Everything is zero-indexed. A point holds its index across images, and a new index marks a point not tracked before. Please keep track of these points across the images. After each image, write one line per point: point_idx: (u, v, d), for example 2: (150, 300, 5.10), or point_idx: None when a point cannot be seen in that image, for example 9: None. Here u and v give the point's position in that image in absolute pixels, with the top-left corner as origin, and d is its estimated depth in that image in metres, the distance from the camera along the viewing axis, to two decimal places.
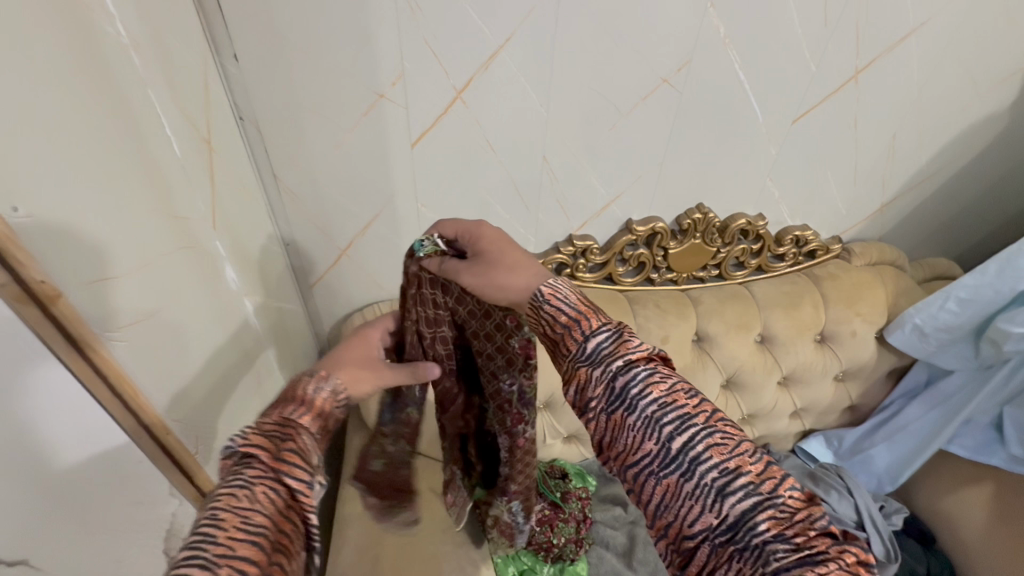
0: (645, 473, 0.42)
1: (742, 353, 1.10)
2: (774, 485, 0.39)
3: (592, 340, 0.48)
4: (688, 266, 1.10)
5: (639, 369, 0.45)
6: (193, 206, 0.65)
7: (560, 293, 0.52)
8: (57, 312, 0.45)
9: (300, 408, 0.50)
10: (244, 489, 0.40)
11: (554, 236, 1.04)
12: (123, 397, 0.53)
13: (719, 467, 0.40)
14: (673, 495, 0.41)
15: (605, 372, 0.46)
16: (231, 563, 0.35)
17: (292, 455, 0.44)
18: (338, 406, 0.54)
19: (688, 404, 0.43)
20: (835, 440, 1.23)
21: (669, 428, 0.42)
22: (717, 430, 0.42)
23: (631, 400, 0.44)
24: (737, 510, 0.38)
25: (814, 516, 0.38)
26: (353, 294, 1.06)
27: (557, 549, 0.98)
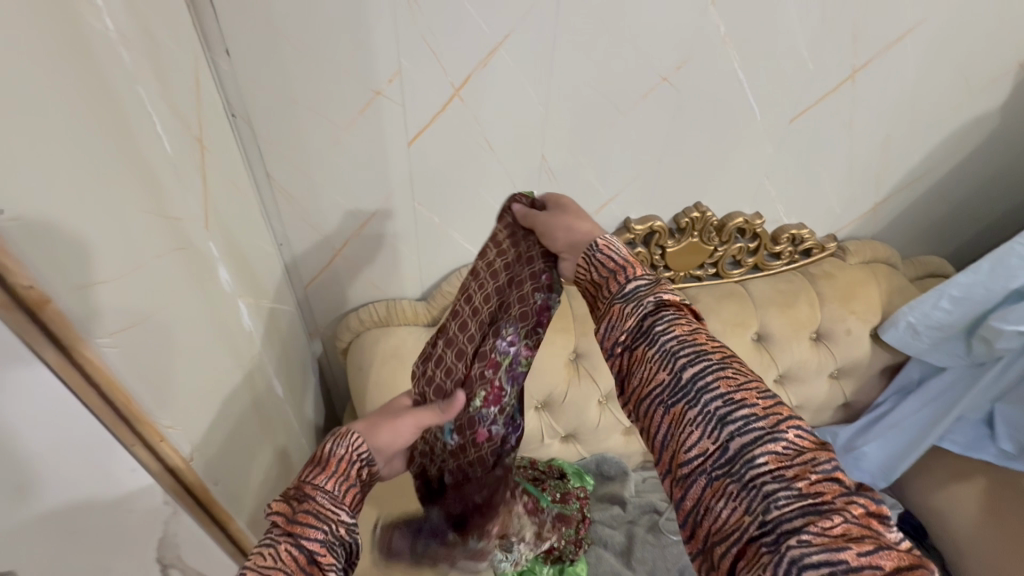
0: (655, 403, 0.43)
1: (739, 352, 1.10)
2: (776, 422, 0.39)
3: (631, 283, 0.49)
4: (685, 264, 1.10)
5: (667, 312, 0.47)
6: (186, 207, 0.63)
7: (615, 245, 0.53)
8: (46, 318, 0.44)
9: (322, 464, 0.50)
10: (265, 553, 0.43)
11: None
12: (116, 405, 0.52)
13: (725, 397, 0.41)
14: (678, 425, 0.42)
15: (637, 309, 0.47)
16: None
17: (306, 515, 0.45)
18: (360, 455, 0.52)
19: (706, 343, 0.45)
20: (829, 436, 1.24)
21: (683, 360, 0.43)
22: (730, 367, 0.43)
23: (653, 335, 0.45)
24: (737, 443, 0.39)
25: (818, 460, 0.38)
26: (348, 294, 1.04)
27: (557, 550, 0.98)
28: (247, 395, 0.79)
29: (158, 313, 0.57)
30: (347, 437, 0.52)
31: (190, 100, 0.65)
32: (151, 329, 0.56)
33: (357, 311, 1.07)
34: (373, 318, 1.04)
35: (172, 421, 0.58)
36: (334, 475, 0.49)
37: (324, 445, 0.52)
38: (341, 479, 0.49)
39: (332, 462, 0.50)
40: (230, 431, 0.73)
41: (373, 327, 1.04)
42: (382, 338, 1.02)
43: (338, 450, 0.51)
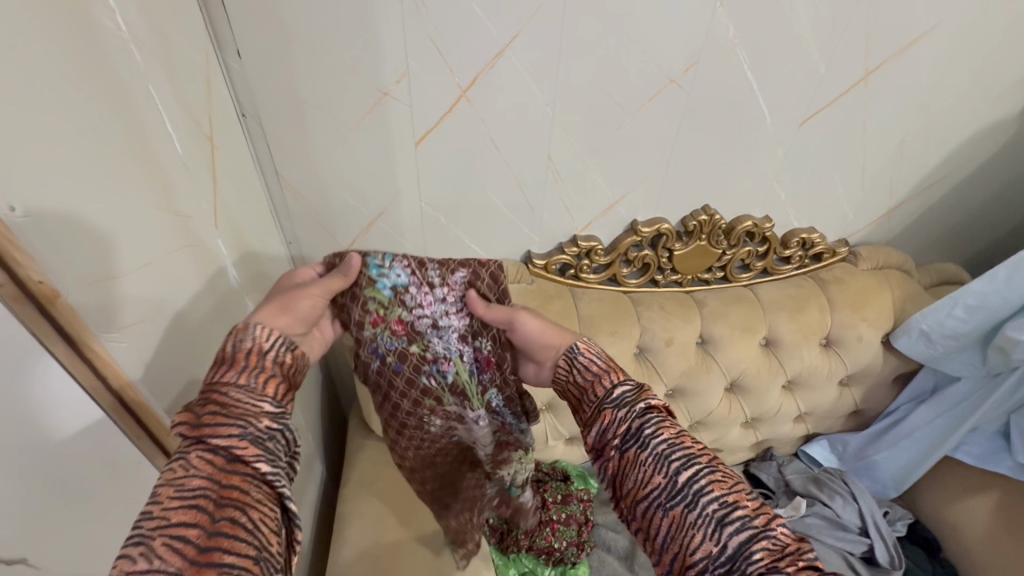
0: (654, 505, 0.48)
1: (746, 357, 1.09)
2: (766, 520, 0.45)
3: (617, 388, 0.54)
4: (693, 268, 1.09)
5: (654, 415, 0.52)
6: (196, 204, 0.64)
7: (594, 347, 0.59)
8: (55, 312, 0.45)
9: (223, 365, 0.49)
10: (179, 461, 0.44)
11: (558, 237, 1.03)
12: (123, 398, 0.53)
13: (719, 499, 0.46)
14: (679, 526, 0.46)
15: (628, 414, 0.52)
16: (165, 533, 0.40)
17: (215, 415, 0.46)
18: (269, 348, 0.52)
19: (693, 446, 0.50)
20: (839, 445, 1.22)
21: (677, 463, 0.48)
22: (718, 469, 0.48)
23: (644, 438, 0.50)
24: (735, 541, 0.44)
25: (803, 550, 0.43)
26: None
27: (557, 552, 0.97)
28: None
29: (171, 310, 0.59)
30: (248, 331, 0.51)
31: (202, 100, 0.67)
32: (161, 322, 0.57)
33: None
34: None
35: (176, 417, 0.60)
36: (244, 370, 0.49)
37: (225, 344, 0.51)
38: (251, 373, 0.49)
39: (239, 358, 0.50)
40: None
41: None
42: None
43: (240, 344, 0.50)
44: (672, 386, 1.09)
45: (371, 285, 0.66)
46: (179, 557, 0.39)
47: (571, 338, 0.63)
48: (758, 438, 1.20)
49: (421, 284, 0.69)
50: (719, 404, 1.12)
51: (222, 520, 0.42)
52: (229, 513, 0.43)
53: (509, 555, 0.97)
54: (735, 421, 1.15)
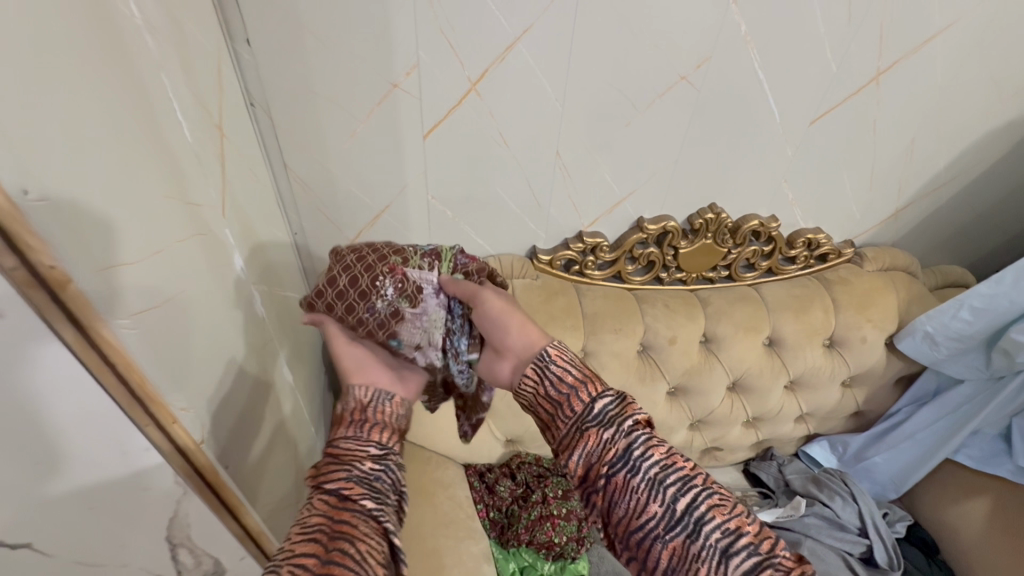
0: (651, 536, 0.47)
1: (750, 356, 1.08)
2: (770, 546, 0.45)
3: (598, 403, 0.53)
4: (698, 266, 1.09)
5: (640, 434, 0.51)
6: (204, 192, 0.64)
7: (566, 354, 0.56)
8: (68, 297, 0.44)
9: (338, 424, 0.55)
10: (304, 505, 0.48)
11: (564, 233, 1.03)
12: (131, 385, 0.52)
13: (721, 527, 0.46)
14: (680, 557, 0.46)
15: (616, 435, 0.51)
16: (289, 561, 0.41)
17: (331, 464, 0.50)
18: (374, 401, 0.57)
19: (685, 466, 0.50)
20: (839, 446, 1.22)
21: (673, 490, 0.48)
22: (714, 491, 0.49)
23: (635, 462, 0.49)
24: (740, 571, 0.44)
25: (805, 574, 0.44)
26: None
27: (558, 547, 0.98)
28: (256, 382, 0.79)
29: (172, 299, 0.58)
30: (351, 392, 0.58)
31: (212, 88, 0.66)
32: (165, 310, 0.56)
33: None
34: None
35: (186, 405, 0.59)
36: (351, 424, 0.54)
37: (338, 406, 0.57)
38: (359, 425, 0.54)
39: (347, 417, 0.56)
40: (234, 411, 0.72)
41: None
42: None
43: (347, 405, 0.56)
44: (674, 384, 1.09)
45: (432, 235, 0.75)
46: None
47: (545, 338, 0.59)
48: (759, 438, 1.21)
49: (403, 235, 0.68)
50: (722, 403, 1.12)
51: (335, 550, 0.43)
52: (340, 546, 0.43)
53: (509, 549, 0.97)
54: (736, 420, 1.15)
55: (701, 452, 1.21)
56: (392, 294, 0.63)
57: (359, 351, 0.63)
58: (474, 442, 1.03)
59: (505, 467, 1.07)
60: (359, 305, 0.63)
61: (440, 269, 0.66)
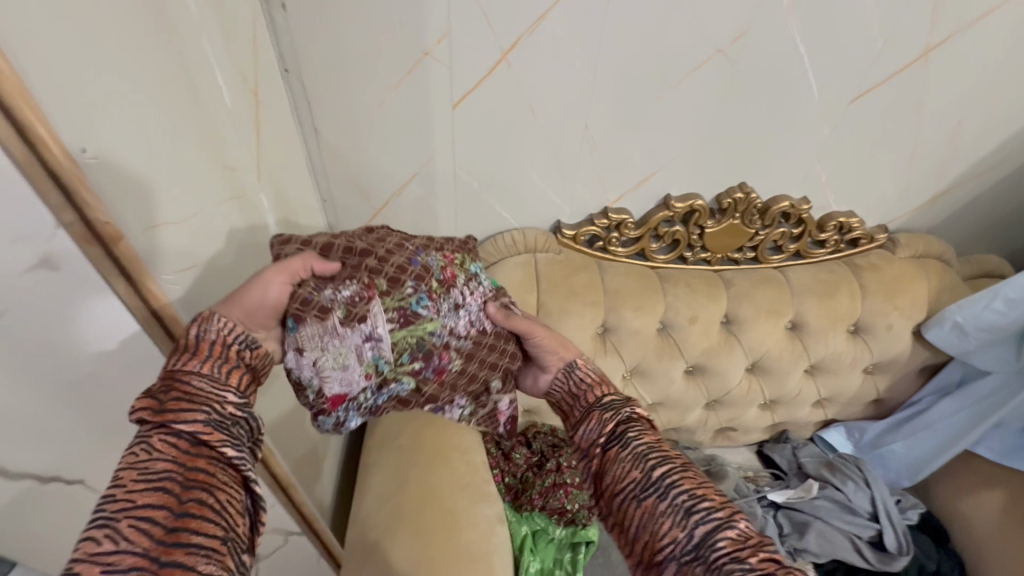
0: (628, 497, 0.51)
1: (770, 339, 1.07)
2: (730, 512, 0.48)
3: (607, 398, 0.60)
4: (723, 247, 1.08)
5: (637, 422, 0.57)
6: (240, 156, 0.66)
7: (590, 364, 0.66)
8: (119, 254, 0.46)
9: (186, 355, 0.47)
10: (140, 446, 0.42)
11: (589, 209, 1.03)
12: (177, 339, 0.55)
13: (688, 492, 0.49)
14: (650, 515, 0.50)
15: (614, 417, 0.58)
16: (130, 515, 0.38)
17: (179, 401, 0.44)
18: (234, 342, 0.50)
19: (670, 450, 0.54)
20: (856, 432, 1.22)
21: (653, 461, 0.52)
22: (691, 470, 0.52)
23: (627, 439, 0.55)
24: (700, 530, 0.47)
25: (764, 545, 0.45)
26: None
27: (569, 514, 1.01)
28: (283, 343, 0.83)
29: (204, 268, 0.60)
30: (213, 321, 0.49)
31: (248, 52, 0.67)
32: (199, 270, 0.59)
33: None
34: None
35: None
36: (209, 359, 0.47)
37: (188, 333, 0.48)
38: (217, 363, 0.47)
39: (204, 348, 0.48)
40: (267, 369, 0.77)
41: None
42: None
43: (205, 337, 0.48)
44: (692, 363, 1.09)
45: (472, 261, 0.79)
46: (147, 537, 0.38)
47: (573, 352, 0.69)
48: (775, 420, 1.21)
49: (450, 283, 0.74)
50: (739, 384, 1.12)
51: (190, 501, 0.40)
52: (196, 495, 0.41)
53: (522, 512, 1.01)
54: (752, 402, 1.15)
55: (714, 431, 1.22)
56: (344, 298, 0.64)
57: (275, 286, 0.59)
58: None
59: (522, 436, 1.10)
60: (312, 279, 0.63)
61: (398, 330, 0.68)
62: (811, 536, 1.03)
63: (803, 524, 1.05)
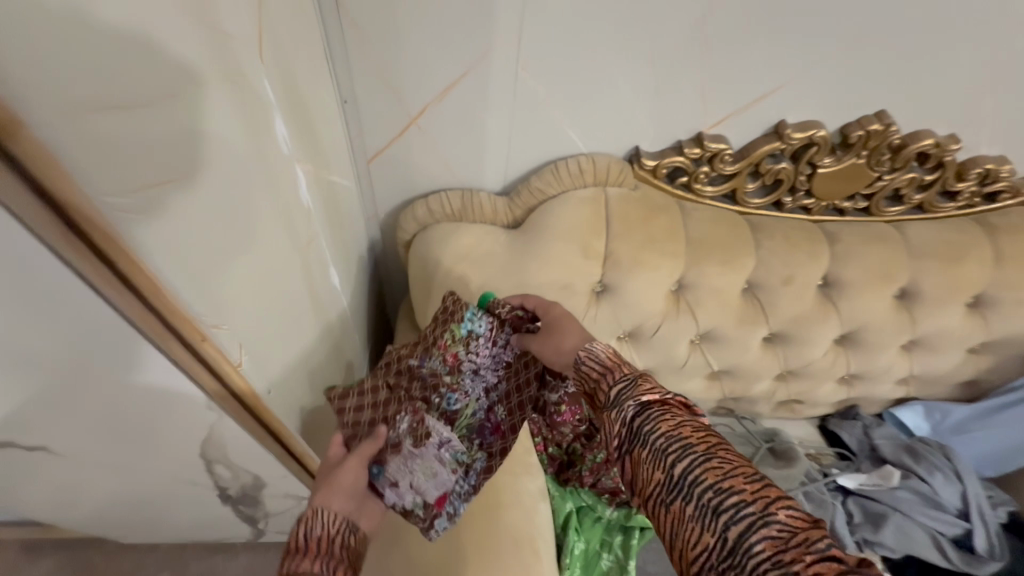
0: (654, 505, 0.39)
1: (875, 308, 0.89)
2: (767, 502, 0.34)
3: (615, 386, 0.46)
4: (833, 193, 0.87)
5: (653, 409, 0.42)
6: (236, 17, 0.45)
7: (594, 349, 0.51)
8: (15, 152, 0.27)
9: (303, 557, 0.44)
10: None
11: (677, 134, 0.82)
12: (134, 289, 0.37)
13: (715, 486, 0.36)
14: (677, 527, 0.37)
15: (620, 413, 0.43)
16: None
17: None
18: (343, 530, 0.48)
19: (690, 431, 0.40)
20: (937, 414, 1.06)
21: (667, 452, 0.39)
22: (715, 452, 0.38)
23: (640, 434, 0.41)
24: (733, 533, 0.34)
25: (816, 540, 0.32)
26: (417, 176, 0.87)
27: (624, 495, 0.86)
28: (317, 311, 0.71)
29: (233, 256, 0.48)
30: (317, 518, 0.47)
31: None
32: (171, 190, 0.38)
33: (426, 197, 0.89)
34: (444, 210, 0.87)
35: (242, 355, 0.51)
36: (319, 558, 0.44)
37: (294, 532, 0.46)
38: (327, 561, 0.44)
39: (312, 547, 0.45)
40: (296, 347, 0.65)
41: (443, 220, 0.87)
42: (452, 237, 0.85)
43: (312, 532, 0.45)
44: (774, 330, 0.92)
45: (456, 322, 0.66)
46: None
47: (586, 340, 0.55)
48: (849, 395, 1.06)
49: (455, 367, 0.65)
50: (823, 356, 0.96)
51: None
52: None
53: (567, 488, 0.88)
54: (831, 376, 1.00)
55: (778, 403, 1.08)
56: (402, 429, 0.63)
57: (349, 471, 0.56)
58: None
59: None
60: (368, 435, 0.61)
61: (457, 426, 0.65)
62: (888, 530, 0.91)
63: (880, 516, 0.93)
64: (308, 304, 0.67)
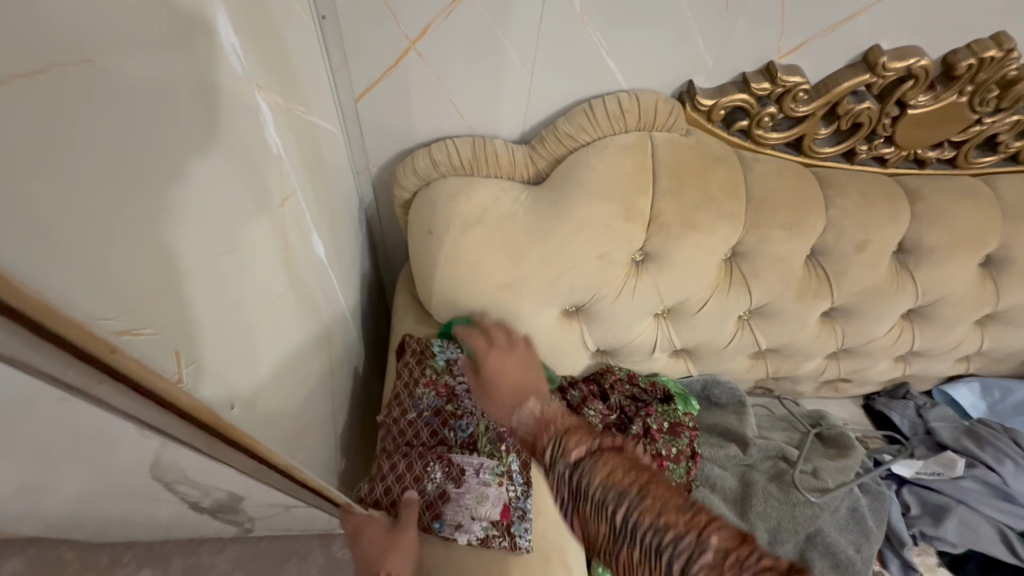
0: (609, 555, 0.42)
1: (958, 277, 0.77)
2: (700, 529, 0.37)
3: (547, 446, 0.48)
4: (920, 140, 0.73)
5: (585, 461, 0.45)
6: None
7: (517, 402, 0.54)
8: None
9: None
10: None
11: (741, 65, 0.66)
12: None
13: (653, 525, 0.39)
14: (630, 567, 0.40)
15: (559, 475, 0.46)
16: None
17: None
18: None
19: (624, 476, 0.42)
20: (995, 392, 0.96)
21: (612, 508, 0.41)
22: (649, 492, 0.41)
23: (582, 489, 0.44)
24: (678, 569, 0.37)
25: (746, 558, 0.36)
26: (416, 120, 0.71)
27: None
28: (308, 313, 0.60)
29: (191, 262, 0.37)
30: None
31: None
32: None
33: (428, 146, 0.73)
34: (451, 163, 0.71)
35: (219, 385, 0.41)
36: None
37: None
38: None
39: None
40: (288, 358, 0.55)
41: (449, 175, 0.71)
42: (461, 195, 0.70)
43: None
44: (838, 304, 0.79)
45: (432, 357, 0.72)
46: None
47: (529, 356, 0.60)
48: (904, 373, 0.95)
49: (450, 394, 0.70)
50: (887, 332, 0.84)
51: None
52: None
53: None
54: (890, 353, 0.88)
55: (823, 382, 0.96)
56: (434, 483, 0.64)
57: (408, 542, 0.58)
58: (559, 350, 0.79)
59: (592, 384, 0.82)
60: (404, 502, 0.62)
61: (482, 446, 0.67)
62: (950, 524, 0.83)
63: (942, 508, 0.84)
64: (283, 279, 0.52)
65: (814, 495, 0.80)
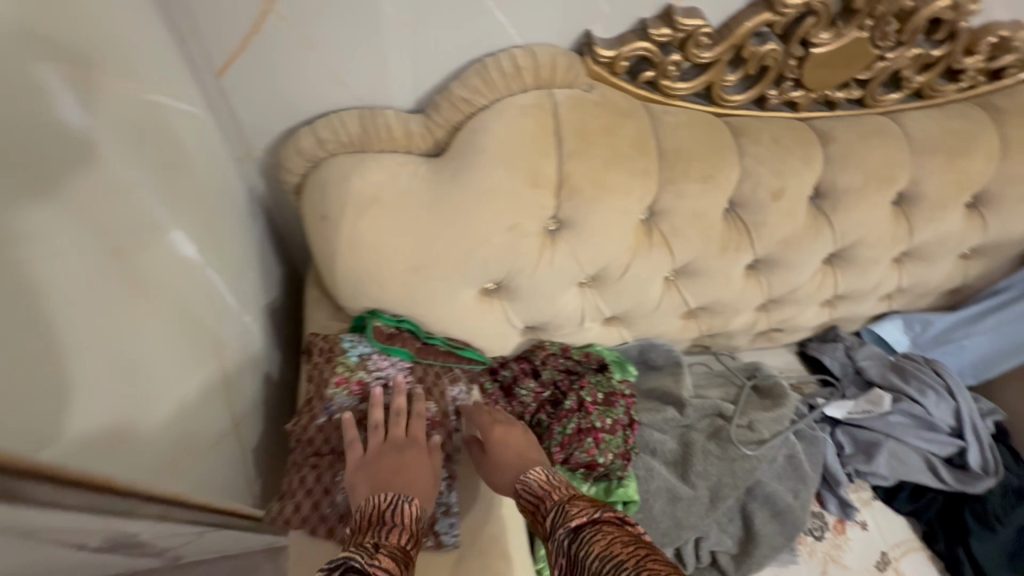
0: None
1: (872, 217, 0.77)
2: None
3: (552, 518, 0.52)
4: (827, 80, 0.71)
5: (584, 530, 0.48)
6: None
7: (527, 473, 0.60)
8: None
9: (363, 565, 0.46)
10: None
11: (640, 11, 0.62)
12: None
13: None
14: None
15: (559, 543, 0.49)
16: None
17: None
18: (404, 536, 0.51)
19: (621, 549, 0.44)
20: (917, 326, 0.98)
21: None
22: (645, 568, 0.41)
23: (579, 559, 0.46)
24: None
25: None
26: (293, 96, 0.63)
27: (601, 468, 0.74)
28: (206, 350, 0.60)
29: None
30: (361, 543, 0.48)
31: None
32: None
33: (311, 123, 0.65)
34: (337, 139, 0.64)
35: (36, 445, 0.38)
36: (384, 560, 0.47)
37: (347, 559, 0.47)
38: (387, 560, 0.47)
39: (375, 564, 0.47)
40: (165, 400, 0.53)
41: (339, 154, 0.65)
42: (353, 174, 0.63)
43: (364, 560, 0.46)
44: (760, 256, 0.78)
45: (343, 356, 0.65)
46: None
47: (530, 438, 0.66)
48: (832, 317, 0.96)
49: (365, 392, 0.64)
50: (811, 278, 0.84)
51: None
52: None
53: None
54: (817, 300, 0.89)
55: (758, 334, 0.96)
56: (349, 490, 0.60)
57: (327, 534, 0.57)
58: (483, 330, 0.75)
59: (524, 362, 0.78)
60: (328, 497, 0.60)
61: None
62: (882, 459, 0.85)
63: (872, 445, 0.86)
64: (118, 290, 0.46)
65: (749, 448, 0.80)
